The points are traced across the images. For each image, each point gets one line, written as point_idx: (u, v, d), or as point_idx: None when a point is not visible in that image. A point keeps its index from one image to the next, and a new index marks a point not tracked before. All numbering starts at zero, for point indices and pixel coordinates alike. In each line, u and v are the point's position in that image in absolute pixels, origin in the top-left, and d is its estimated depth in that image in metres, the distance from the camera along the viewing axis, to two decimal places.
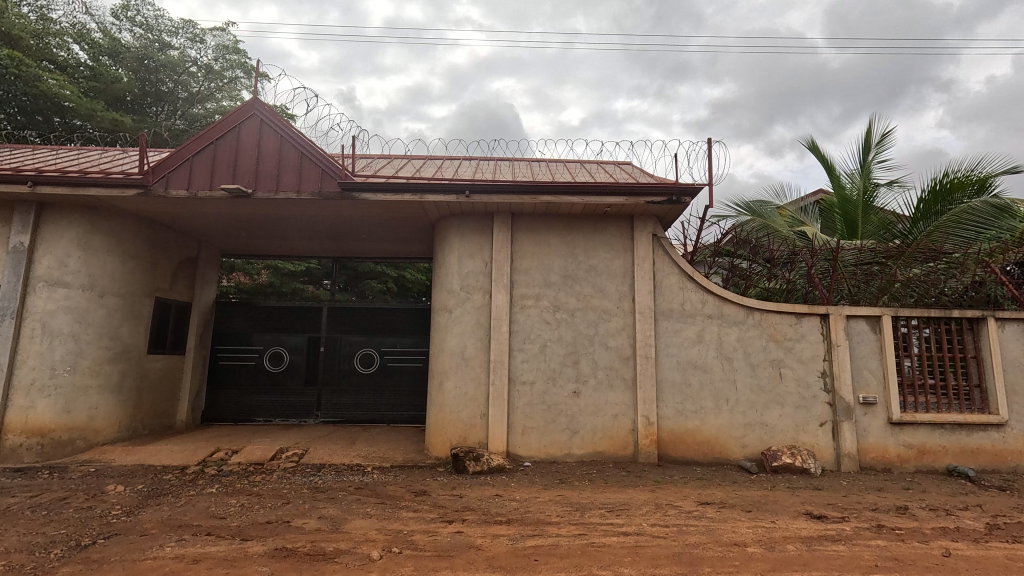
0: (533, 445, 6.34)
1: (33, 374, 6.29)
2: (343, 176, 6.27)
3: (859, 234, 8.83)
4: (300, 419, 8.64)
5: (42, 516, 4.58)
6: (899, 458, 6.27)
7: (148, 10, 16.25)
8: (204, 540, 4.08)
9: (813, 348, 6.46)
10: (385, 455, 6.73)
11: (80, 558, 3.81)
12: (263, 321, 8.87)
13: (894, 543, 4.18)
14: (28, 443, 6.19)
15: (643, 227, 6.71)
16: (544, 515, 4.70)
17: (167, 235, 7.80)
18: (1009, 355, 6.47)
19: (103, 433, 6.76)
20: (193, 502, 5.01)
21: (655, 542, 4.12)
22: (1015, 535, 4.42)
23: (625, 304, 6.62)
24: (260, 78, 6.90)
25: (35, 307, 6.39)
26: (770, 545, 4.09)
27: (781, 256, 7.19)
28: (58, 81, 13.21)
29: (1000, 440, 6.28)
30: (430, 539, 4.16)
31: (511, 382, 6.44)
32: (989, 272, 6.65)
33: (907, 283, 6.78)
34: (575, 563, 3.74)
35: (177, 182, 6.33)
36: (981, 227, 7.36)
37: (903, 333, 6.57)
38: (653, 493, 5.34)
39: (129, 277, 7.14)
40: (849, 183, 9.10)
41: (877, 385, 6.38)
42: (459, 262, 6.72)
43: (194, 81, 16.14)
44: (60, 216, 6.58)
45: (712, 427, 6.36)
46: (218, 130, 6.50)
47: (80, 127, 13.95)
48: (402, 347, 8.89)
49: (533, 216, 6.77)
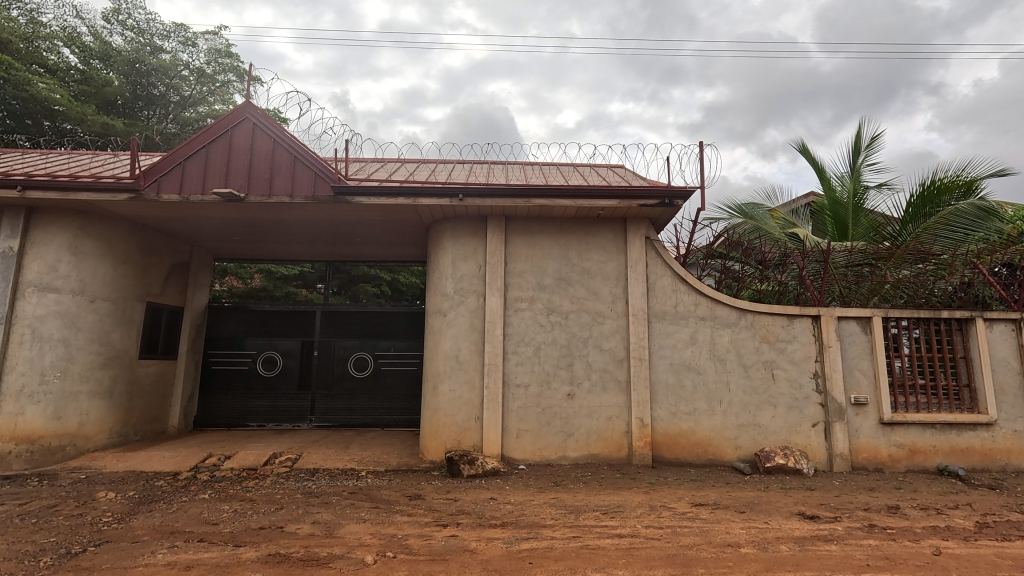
0: (528, 448, 6.34)
1: (22, 380, 6.23)
2: (337, 180, 6.26)
3: (851, 236, 8.92)
4: (295, 424, 8.60)
5: (31, 525, 4.51)
6: (891, 458, 6.32)
7: (139, 13, 16.18)
8: (197, 547, 4.05)
9: (806, 349, 6.51)
10: (379, 459, 6.70)
11: (71, 566, 3.77)
12: (258, 326, 8.84)
13: (885, 543, 4.21)
14: (18, 450, 6.11)
15: (637, 230, 6.75)
16: (539, 517, 4.70)
17: (159, 239, 7.76)
18: (997, 355, 6.54)
19: (94, 439, 6.69)
20: (185, 508, 4.98)
21: (650, 544, 4.13)
22: (1005, 533, 4.47)
23: (618, 307, 6.64)
24: (254, 83, 6.90)
25: (25, 312, 6.34)
26: (764, 546, 4.11)
27: (773, 259, 7.30)
28: (48, 84, 13.15)
29: (989, 439, 6.34)
30: (424, 543, 4.15)
31: (506, 385, 6.44)
32: (977, 273, 6.73)
33: (896, 284, 6.89)
34: (570, 566, 3.75)
35: (169, 186, 6.30)
36: (969, 229, 7.45)
37: (894, 334, 6.62)
38: (648, 494, 5.35)
39: (119, 282, 7.08)
40: (840, 185, 9.17)
41: (868, 385, 6.44)
42: (453, 265, 6.71)
43: (186, 85, 16.13)
44: (50, 220, 6.54)
45: (706, 428, 6.39)
46: (211, 133, 6.47)
47: (71, 131, 13.92)
48: (396, 350, 8.88)
49: (527, 219, 6.79)
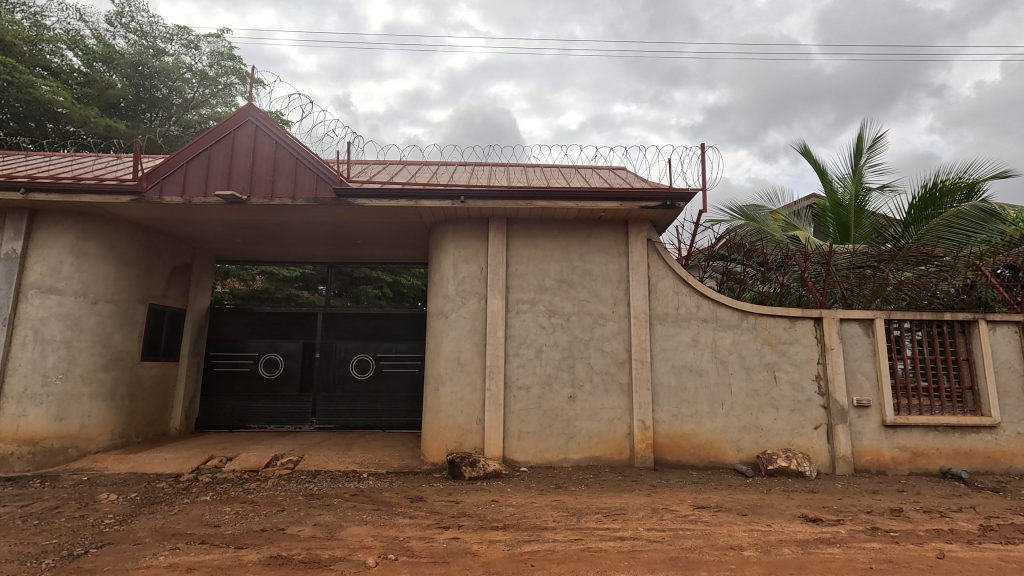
0: (529, 450, 6.34)
1: (24, 381, 6.25)
2: (338, 182, 6.28)
3: (852, 238, 8.92)
4: (296, 426, 8.60)
5: (33, 526, 4.52)
6: (893, 460, 6.30)
7: (142, 16, 16.24)
8: (199, 549, 4.05)
9: (807, 351, 6.50)
10: (380, 461, 6.69)
11: (73, 567, 3.77)
12: (259, 328, 8.84)
13: (889, 546, 4.19)
14: (20, 452, 6.13)
15: (637, 232, 6.75)
16: (540, 520, 4.68)
17: (161, 240, 7.78)
18: (1000, 358, 6.53)
19: (96, 441, 6.70)
20: (187, 510, 4.97)
21: (652, 546, 4.12)
22: (1008, 536, 4.45)
23: (619, 309, 6.64)
24: (255, 84, 6.72)
25: (28, 314, 6.37)
26: (767, 549, 4.10)
27: (775, 260, 7.26)
28: (51, 87, 13.23)
29: (992, 441, 6.32)
30: (425, 545, 4.14)
31: (507, 387, 6.44)
32: (979, 275, 6.70)
33: (898, 287, 6.87)
34: (571, 568, 3.75)
35: (171, 189, 6.31)
36: (970, 232, 7.47)
37: (896, 336, 6.61)
38: (650, 497, 5.35)
39: (121, 283, 7.08)
40: (841, 187, 9.17)
41: (871, 388, 6.42)
42: (454, 268, 6.71)
43: (188, 87, 16.14)
44: (52, 222, 6.56)
45: (708, 430, 6.38)
46: (212, 136, 6.48)
47: (74, 133, 13.98)
48: (398, 352, 8.88)
49: (528, 220, 6.79)
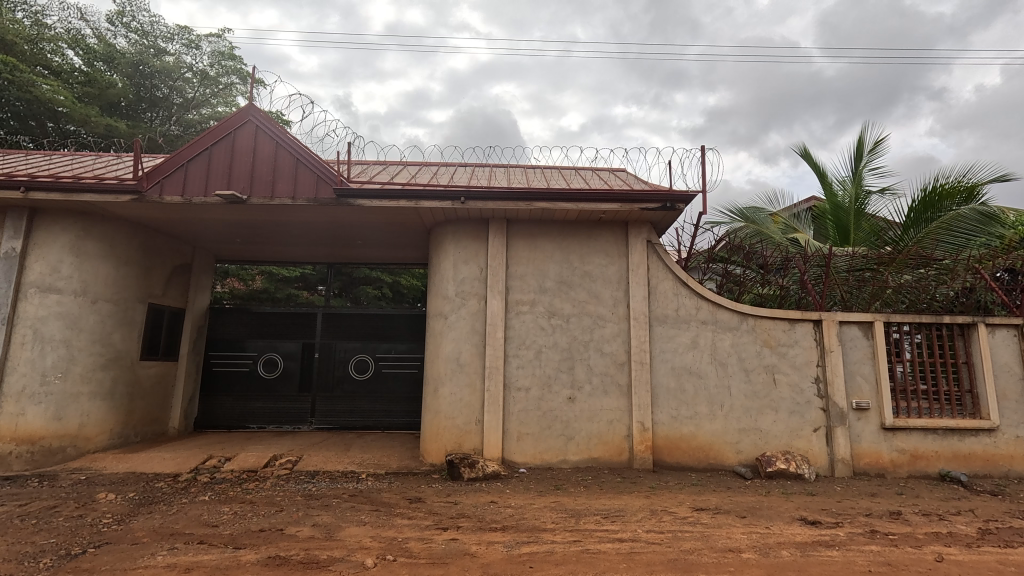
0: (528, 451, 6.33)
1: (23, 381, 6.24)
2: (338, 182, 6.28)
3: (852, 240, 8.93)
4: (295, 426, 8.60)
5: (31, 525, 4.52)
6: (893, 462, 6.30)
7: (143, 16, 16.23)
8: (197, 549, 4.04)
9: (807, 353, 6.51)
10: (379, 461, 6.69)
11: (71, 567, 3.77)
12: (259, 328, 8.83)
13: (887, 549, 4.19)
14: (18, 451, 6.13)
15: (637, 233, 6.75)
16: (539, 522, 4.68)
17: (161, 240, 7.78)
18: (998, 361, 6.53)
19: (95, 440, 6.68)
20: (185, 510, 4.97)
21: (651, 548, 4.11)
22: (1007, 539, 4.44)
23: (619, 311, 6.64)
24: (256, 85, 6.77)
25: (27, 313, 6.37)
26: (765, 551, 4.10)
27: (775, 263, 7.16)
28: (52, 86, 13.25)
29: (991, 444, 6.32)
30: (424, 546, 4.14)
31: (506, 388, 6.44)
32: (979, 278, 6.69)
33: (898, 289, 6.86)
34: (570, 570, 3.74)
35: (171, 188, 6.31)
36: (969, 235, 7.47)
37: (896, 339, 6.60)
38: (649, 499, 5.34)
39: (121, 282, 7.07)
40: (841, 190, 9.17)
41: (870, 390, 6.42)
42: (454, 268, 6.71)
43: (189, 87, 16.14)
44: (52, 221, 6.57)
45: (707, 433, 6.37)
46: (212, 136, 6.48)
47: (74, 132, 14.00)
48: (397, 352, 8.88)
49: (528, 221, 6.79)
